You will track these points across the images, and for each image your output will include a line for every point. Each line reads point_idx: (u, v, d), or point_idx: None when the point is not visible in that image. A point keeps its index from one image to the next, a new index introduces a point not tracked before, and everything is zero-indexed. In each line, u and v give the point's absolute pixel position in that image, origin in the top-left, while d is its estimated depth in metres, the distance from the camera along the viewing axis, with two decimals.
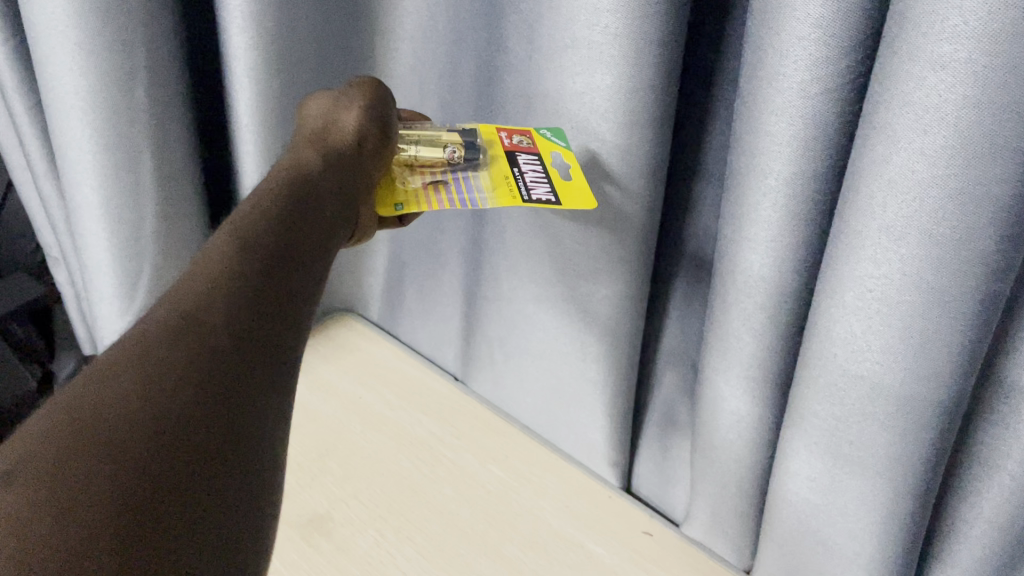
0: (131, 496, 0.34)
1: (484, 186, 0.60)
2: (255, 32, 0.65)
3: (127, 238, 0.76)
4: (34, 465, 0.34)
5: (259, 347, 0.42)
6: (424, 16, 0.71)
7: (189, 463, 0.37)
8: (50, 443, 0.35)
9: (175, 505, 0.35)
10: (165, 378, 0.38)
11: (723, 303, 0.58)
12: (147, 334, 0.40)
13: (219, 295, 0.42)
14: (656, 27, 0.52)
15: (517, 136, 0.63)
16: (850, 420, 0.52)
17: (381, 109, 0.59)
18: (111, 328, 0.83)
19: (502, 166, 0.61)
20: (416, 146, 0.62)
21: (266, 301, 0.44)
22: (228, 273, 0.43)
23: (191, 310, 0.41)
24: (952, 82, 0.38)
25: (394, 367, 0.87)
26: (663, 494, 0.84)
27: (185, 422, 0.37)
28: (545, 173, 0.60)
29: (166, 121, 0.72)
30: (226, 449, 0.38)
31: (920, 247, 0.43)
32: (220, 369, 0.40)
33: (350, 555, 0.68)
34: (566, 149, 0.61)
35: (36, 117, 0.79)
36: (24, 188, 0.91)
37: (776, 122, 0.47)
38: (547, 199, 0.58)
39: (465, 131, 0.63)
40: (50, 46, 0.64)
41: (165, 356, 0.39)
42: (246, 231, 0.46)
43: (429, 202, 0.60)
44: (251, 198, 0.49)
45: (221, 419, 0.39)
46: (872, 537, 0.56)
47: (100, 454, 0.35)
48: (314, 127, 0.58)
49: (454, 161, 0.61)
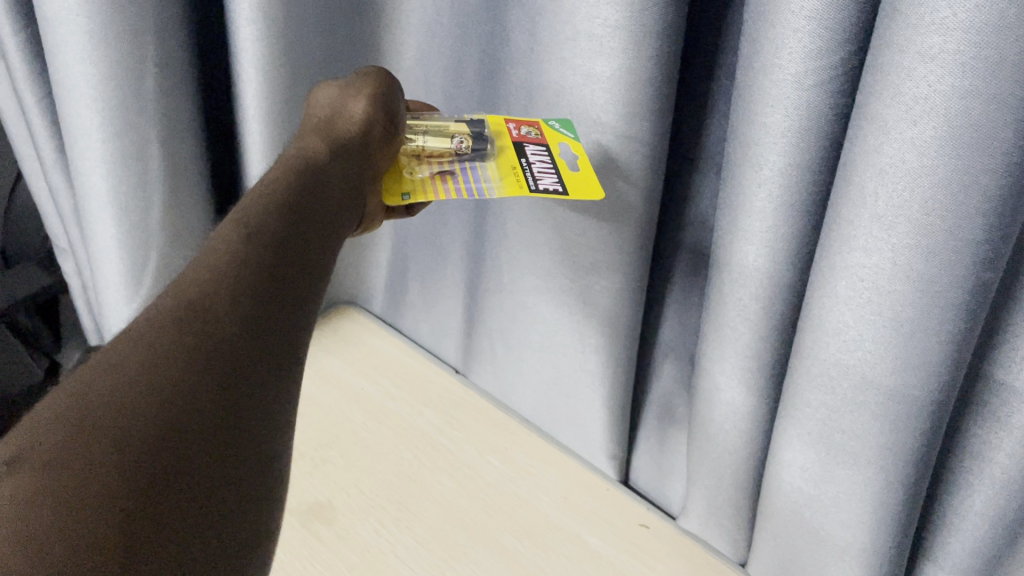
0: (133, 480, 0.35)
1: (491, 176, 0.61)
2: (263, 25, 0.66)
3: (135, 225, 0.77)
4: (39, 451, 0.35)
5: (265, 335, 0.43)
6: (429, 11, 0.72)
7: (191, 449, 0.37)
8: (55, 430, 0.36)
9: (177, 490, 0.36)
10: (169, 366, 0.39)
11: (719, 294, 0.59)
12: (152, 322, 0.41)
13: (224, 283, 0.43)
14: (656, 19, 0.53)
15: (525, 128, 0.64)
16: (842, 409, 0.53)
17: (388, 98, 0.60)
18: (118, 316, 0.84)
19: (509, 156, 0.62)
20: (424, 136, 0.63)
21: (272, 291, 0.44)
22: (233, 260, 0.44)
23: (196, 299, 0.42)
24: (941, 73, 0.39)
25: (396, 359, 0.88)
26: (661, 486, 0.84)
27: (190, 408, 0.38)
28: (552, 164, 0.61)
29: (174, 110, 0.73)
30: (231, 435, 0.39)
31: (910, 236, 0.44)
32: (225, 357, 0.41)
33: (350, 543, 0.69)
34: (575, 141, 0.61)
35: (46, 108, 0.80)
36: (33, 180, 0.92)
37: (771, 113, 0.48)
38: (554, 189, 0.58)
39: (473, 122, 0.65)
40: (63, 36, 0.65)
41: (169, 343, 0.40)
42: (252, 221, 0.46)
43: (436, 191, 0.60)
44: (259, 185, 0.50)
45: (226, 404, 0.40)
46: (864, 527, 0.57)
47: (103, 440, 0.36)
48: (321, 117, 0.59)
49: (461, 152, 0.62)
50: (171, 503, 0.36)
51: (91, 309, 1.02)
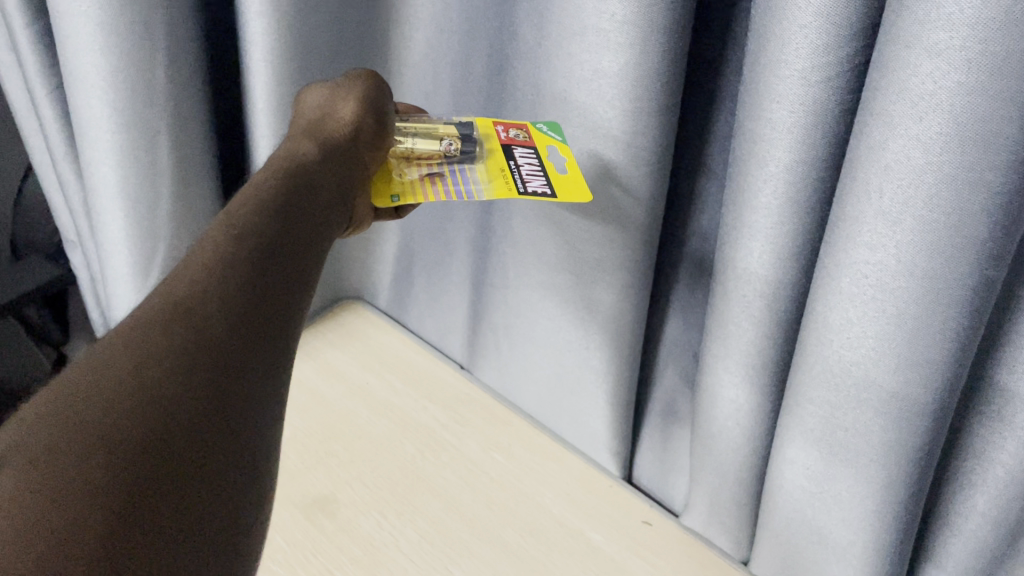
0: (125, 473, 0.35)
1: (479, 178, 0.61)
2: (272, 19, 0.66)
3: (143, 217, 0.77)
4: (32, 446, 0.35)
5: (256, 332, 0.43)
6: (437, 5, 0.72)
7: (184, 444, 0.38)
8: (48, 425, 0.36)
9: (170, 484, 0.36)
10: (161, 361, 0.39)
11: (724, 290, 0.59)
12: (144, 321, 0.41)
13: (214, 281, 0.43)
14: (665, 14, 0.53)
15: (513, 130, 0.65)
16: (845, 407, 0.53)
17: (376, 100, 0.61)
18: (126, 308, 0.85)
19: (498, 159, 0.62)
20: (413, 138, 0.64)
21: (266, 288, 0.45)
22: (224, 261, 0.44)
23: (189, 297, 0.42)
24: (948, 68, 0.39)
25: (400, 353, 0.89)
26: (664, 483, 0.85)
27: (182, 406, 0.38)
28: (540, 166, 0.61)
29: (184, 101, 0.73)
30: (225, 428, 0.40)
31: (914, 232, 0.44)
32: (217, 355, 0.41)
33: (353, 536, 0.69)
34: (562, 143, 0.63)
35: (57, 100, 0.81)
36: (43, 172, 0.93)
37: (777, 109, 0.48)
38: (542, 191, 0.59)
39: (462, 125, 0.66)
40: (75, 27, 0.66)
41: (160, 340, 0.40)
42: (243, 221, 0.47)
43: (425, 193, 0.61)
44: (248, 188, 0.50)
45: (221, 399, 0.40)
46: (867, 526, 0.57)
47: (94, 436, 0.36)
48: (311, 118, 0.60)
49: (450, 154, 0.63)
50: (164, 499, 0.36)
51: (98, 302, 1.03)
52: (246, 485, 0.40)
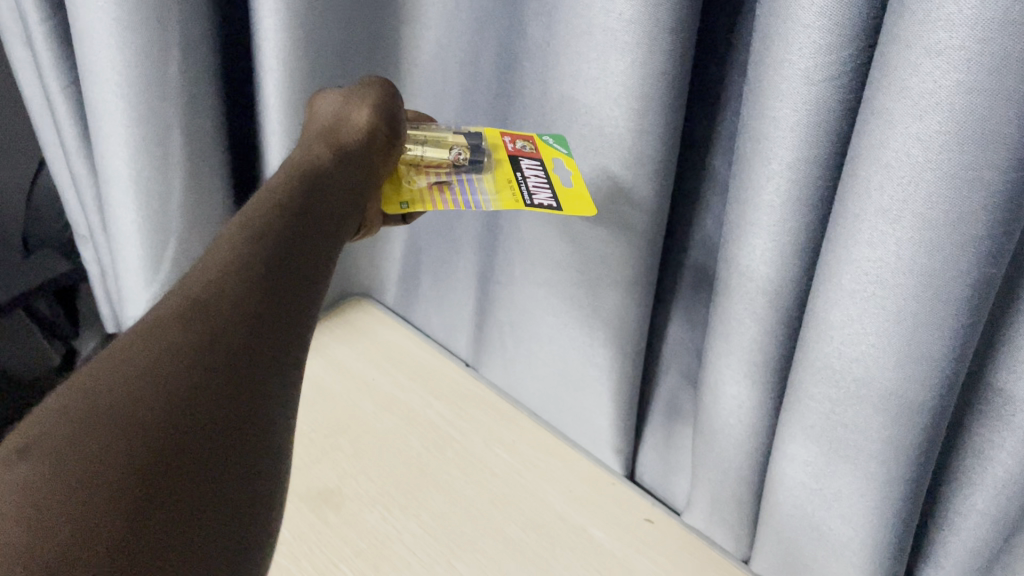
0: (143, 461, 0.36)
1: (487, 189, 0.63)
2: (285, 16, 0.67)
3: (154, 210, 0.78)
4: (50, 439, 0.36)
5: (272, 326, 0.44)
6: (448, 5, 0.73)
7: (199, 433, 0.38)
8: (67, 419, 0.36)
9: (187, 471, 0.37)
10: (180, 357, 0.40)
11: (727, 288, 0.59)
12: (163, 318, 0.42)
13: (230, 279, 0.44)
14: (670, 13, 0.53)
15: (520, 142, 0.67)
16: (846, 403, 0.54)
17: (390, 107, 0.62)
18: (136, 300, 0.86)
19: (505, 170, 0.64)
20: (422, 146, 0.65)
21: (281, 287, 0.46)
22: (241, 260, 0.45)
23: (206, 295, 0.43)
24: (947, 68, 0.40)
25: (408, 350, 0.89)
26: (667, 480, 0.85)
27: (198, 397, 0.39)
28: (547, 180, 0.63)
29: (197, 96, 0.74)
30: (240, 419, 0.40)
31: (915, 229, 0.44)
32: (233, 348, 0.42)
33: (358, 529, 0.70)
34: (568, 156, 0.65)
35: (70, 95, 0.82)
36: (57, 167, 0.95)
37: (782, 107, 0.49)
38: (548, 205, 0.61)
39: (470, 134, 0.66)
40: (91, 24, 0.67)
41: (178, 337, 0.41)
42: (258, 223, 0.48)
43: (433, 202, 0.62)
44: (264, 191, 0.52)
45: (237, 391, 0.41)
46: (866, 523, 0.58)
47: (113, 427, 0.36)
48: (326, 123, 0.60)
49: (459, 163, 0.64)
50: (180, 485, 0.36)
51: (108, 294, 1.04)
52: (259, 472, 0.41)
